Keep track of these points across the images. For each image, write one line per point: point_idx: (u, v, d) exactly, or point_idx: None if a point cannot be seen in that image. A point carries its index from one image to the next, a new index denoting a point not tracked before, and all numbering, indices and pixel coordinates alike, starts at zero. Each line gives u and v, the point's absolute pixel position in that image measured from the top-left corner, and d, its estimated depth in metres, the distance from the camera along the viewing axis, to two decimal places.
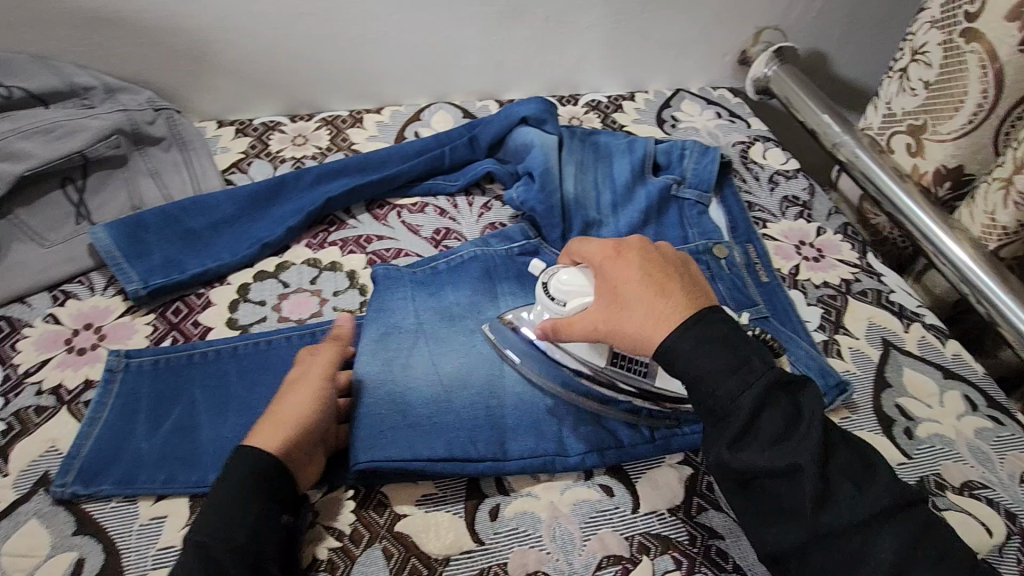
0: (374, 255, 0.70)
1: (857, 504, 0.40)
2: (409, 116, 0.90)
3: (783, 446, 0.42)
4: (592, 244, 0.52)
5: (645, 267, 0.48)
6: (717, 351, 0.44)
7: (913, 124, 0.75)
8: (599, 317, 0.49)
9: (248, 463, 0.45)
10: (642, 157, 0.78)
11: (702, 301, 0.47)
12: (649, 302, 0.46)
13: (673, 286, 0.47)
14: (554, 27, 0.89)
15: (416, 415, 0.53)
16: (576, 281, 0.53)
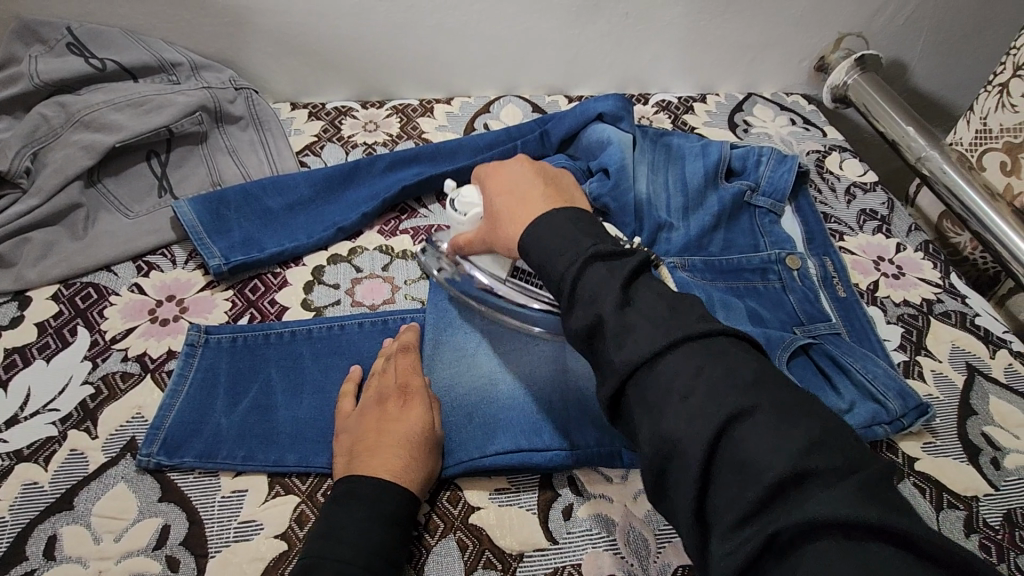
0: None
1: (773, 452, 0.31)
2: (478, 108, 0.89)
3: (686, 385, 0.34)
4: (484, 167, 0.55)
5: (518, 180, 0.50)
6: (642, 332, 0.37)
7: (1010, 142, 0.71)
8: (486, 231, 0.52)
9: (355, 495, 0.44)
10: (716, 161, 0.76)
11: (563, 203, 0.48)
12: (512, 208, 0.48)
13: (538, 202, 0.47)
14: (631, 24, 0.87)
15: (483, 416, 0.53)
16: (473, 196, 0.55)
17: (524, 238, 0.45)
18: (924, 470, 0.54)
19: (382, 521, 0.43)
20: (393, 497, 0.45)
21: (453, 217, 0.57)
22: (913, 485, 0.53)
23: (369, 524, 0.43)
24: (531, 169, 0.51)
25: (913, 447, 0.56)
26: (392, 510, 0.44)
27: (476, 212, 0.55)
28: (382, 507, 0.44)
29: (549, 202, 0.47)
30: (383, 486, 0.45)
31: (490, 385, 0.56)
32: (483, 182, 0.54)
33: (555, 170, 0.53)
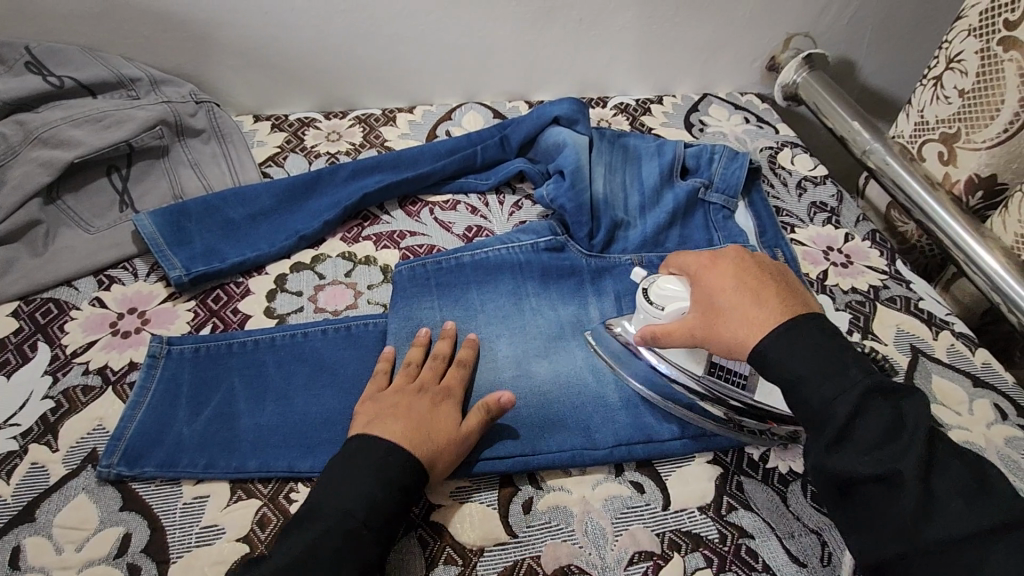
0: (407, 250, 0.71)
1: (965, 521, 0.37)
2: (440, 116, 0.91)
3: (880, 457, 0.39)
4: (687, 257, 0.55)
5: (744, 273, 0.49)
6: (804, 353, 0.43)
7: (946, 132, 0.73)
8: (699, 324, 0.50)
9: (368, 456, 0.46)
10: (671, 160, 0.79)
11: (796, 305, 0.47)
12: (746, 305, 0.47)
13: (767, 294, 0.47)
14: (587, 30, 0.90)
15: None
16: (671, 285, 0.54)
17: (765, 346, 0.45)
18: None
19: (387, 486, 0.45)
20: (399, 464, 0.46)
21: (646, 306, 0.55)
22: None
23: (371, 488, 0.44)
24: (750, 267, 0.49)
25: None
26: (395, 477, 0.45)
27: (681, 305, 0.53)
28: (388, 470, 0.45)
29: (782, 309, 0.46)
30: (392, 450, 0.46)
31: None
32: (692, 280, 0.53)
33: (772, 261, 0.51)
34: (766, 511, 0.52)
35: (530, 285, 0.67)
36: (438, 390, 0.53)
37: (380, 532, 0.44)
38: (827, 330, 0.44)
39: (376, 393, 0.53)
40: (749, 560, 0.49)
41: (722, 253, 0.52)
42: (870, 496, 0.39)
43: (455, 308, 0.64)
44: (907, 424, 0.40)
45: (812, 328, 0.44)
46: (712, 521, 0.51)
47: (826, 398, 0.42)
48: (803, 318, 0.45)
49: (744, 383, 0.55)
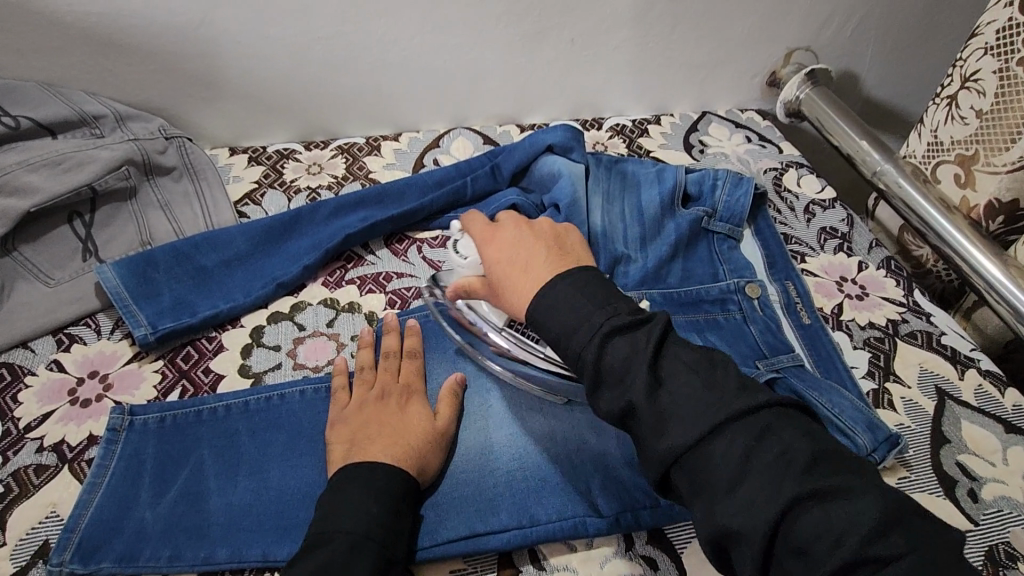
0: (394, 295, 0.66)
1: (766, 500, 0.34)
2: (427, 143, 0.87)
3: (705, 469, 0.36)
4: (479, 220, 0.55)
5: (516, 241, 0.50)
6: (569, 307, 0.43)
7: (963, 153, 0.69)
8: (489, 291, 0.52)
9: (367, 472, 0.45)
10: (672, 187, 0.74)
11: (568, 265, 0.47)
12: (516, 273, 0.48)
13: (540, 261, 0.47)
14: (579, 50, 0.85)
15: (433, 494, 0.50)
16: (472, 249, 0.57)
17: (533, 310, 0.45)
18: None
19: (384, 504, 0.43)
20: (386, 478, 0.45)
21: (456, 257, 0.58)
22: None
23: (368, 507, 0.42)
24: (525, 232, 0.50)
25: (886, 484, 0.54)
26: (392, 487, 0.45)
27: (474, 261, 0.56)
28: (380, 484, 0.44)
29: (550, 268, 0.46)
30: (378, 463, 0.46)
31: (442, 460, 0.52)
32: (479, 244, 0.53)
33: (553, 225, 0.52)
34: None
35: None
36: (397, 392, 0.54)
37: (384, 549, 0.41)
38: (589, 285, 0.44)
39: (340, 414, 0.52)
40: None
41: (503, 221, 0.53)
42: (693, 471, 0.37)
43: (445, 362, 0.60)
44: (717, 399, 0.38)
45: (569, 289, 0.44)
46: None
47: (622, 357, 0.40)
48: (565, 275, 0.45)
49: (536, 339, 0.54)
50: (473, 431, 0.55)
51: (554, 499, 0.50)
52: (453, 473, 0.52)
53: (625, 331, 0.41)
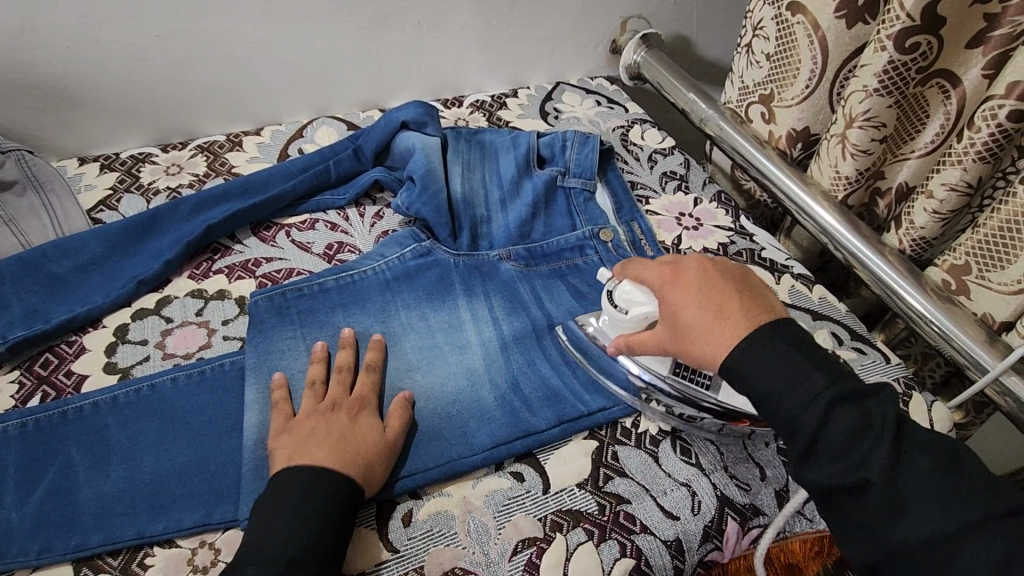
0: (264, 278, 0.68)
1: (943, 518, 0.39)
2: (290, 134, 0.88)
3: (852, 460, 0.41)
4: (651, 267, 0.55)
5: (706, 283, 0.49)
6: (765, 363, 0.45)
7: (763, 93, 0.79)
8: (666, 339, 0.51)
9: (298, 487, 0.46)
10: (526, 151, 0.80)
11: (767, 316, 0.47)
12: (709, 325, 0.47)
13: (734, 307, 0.47)
14: (428, 32, 0.90)
15: None
16: (634, 292, 0.56)
17: (727, 360, 0.46)
18: None
19: (326, 514, 0.45)
20: (329, 488, 0.46)
21: (611, 309, 0.57)
22: None
23: (306, 519, 0.44)
24: (715, 275, 0.49)
25: None
26: (331, 495, 0.46)
27: (642, 310, 0.55)
28: (315, 494, 0.45)
29: (748, 321, 0.46)
30: (319, 474, 0.46)
31: None
32: (658, 292, 0.52)
33: (736, 266, 0.52)
34: (640, 474, 0.54)
35: (399, 297, 0.67)
36: (351, 402, 0.54)
37: (321, 554, 0.44)
38: (797, 343, 0.45)
39: (287, 421, 0.52)
40: (627, 523, 0.51)
41: (682, 260, 0.52)
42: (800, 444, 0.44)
43: (319, 333, 0.62)
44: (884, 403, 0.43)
45: (783, 345, 0.45)
46: (589, 495, 0.52)
47: (793, 410, 0.43)
48: (764, 330, 0.46)
49: (707, 382, 0.55)
50: None
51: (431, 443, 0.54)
52: None
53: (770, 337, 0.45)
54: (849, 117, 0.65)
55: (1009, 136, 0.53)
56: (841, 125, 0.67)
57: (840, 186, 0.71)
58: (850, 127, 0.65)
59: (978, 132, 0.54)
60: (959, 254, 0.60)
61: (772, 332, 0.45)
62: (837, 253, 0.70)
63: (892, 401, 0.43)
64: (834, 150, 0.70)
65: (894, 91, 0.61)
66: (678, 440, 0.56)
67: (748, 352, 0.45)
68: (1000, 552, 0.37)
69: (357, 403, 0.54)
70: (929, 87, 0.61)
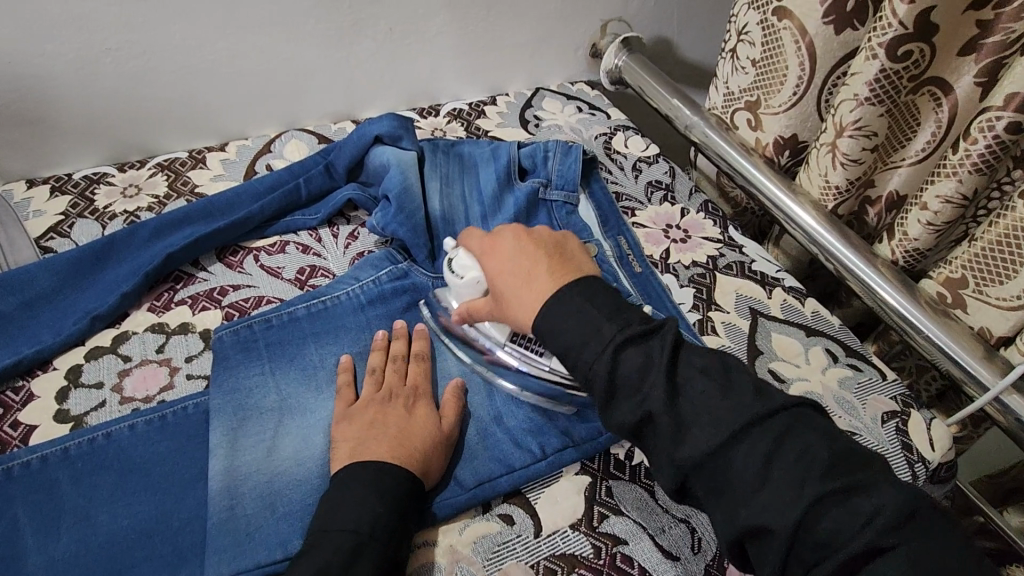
0: (231, 308, 0.64)
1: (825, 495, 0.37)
2: (257, 150, 0.84)
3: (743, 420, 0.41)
4: (476, 238, 0.59)
5: (519, 251, 0.54)
6: (566, 321, 0.48)
7: (749, 100, 0.77)
8: (494, 306, 0.56)
9: (362, 476, 0.46)
10: (506, 163, 0.76)
11: (568, 275, 0.51)
12: (512, 284, 0.52)
13: (540, 271, 0.51)
14: (400, 38, 0.86)
15: (287, 505, 0.50)
16: (468, 261, 0.59)
17: (540, 317, 0.49)
18: None
19: (388, 501, 0.45)
20: (392, 476, 0.46)
21: (450, 276, 0.60)
22: None
23: (373, 505, 0.44)
24: (527, 241, 0.54)
25: None
26: (394, 488, 0.46)
27: (475, 276, 0.58)
28: (382, 483, 0.46)
29: (551, 278, 0.50)
30: (380, 466, 0.47)
31: (294, 466, 0.52)
32: (480, 257, 0.57)
33: (560, 235, 0.56)
34: (636, 511, 0.51)
35: (376, 325, 0.63)
36: (406, 394, 0.55)
37: (389, 541, 0.44)
38: (591, 296, 0.48)
39: (347, 411, 0.53)
40: (625, 567, 0.48)
41: (500, 231, 0.58)
42: (710, 476, 0.41)
43: (291, 369, 0.58)
44: (794, 423, 0.40)
45: (573, 299, 0.48)
46: (584, 537, 0.49)
47: (590, 360, 0.46)
48: (565, 288, 0.49)
49: (542, 350, 0.57)
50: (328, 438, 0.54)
51: None
52: (308, 481, 0.51)
53: (637, 341, 0.45)
54: (838, 126, 0.63)
55: (1006, 148, 0.51)
56: (830, 134, 0.65)
57: (830, 196, 0.69)
58: (840, 137, 0.63)
59: (974, 144, 0.52)
60: (955, 267, 0.58)
61: (568, 287, 0.49)
62: (828, 265, 0.69)
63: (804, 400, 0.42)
64: (824, 160, 0.67)
65: (885, 100, 0.59)
66: None
67: (574, 301, 0.48)
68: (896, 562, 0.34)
69: (414, 396, 0.55)
70: (921, 95, 0.59)
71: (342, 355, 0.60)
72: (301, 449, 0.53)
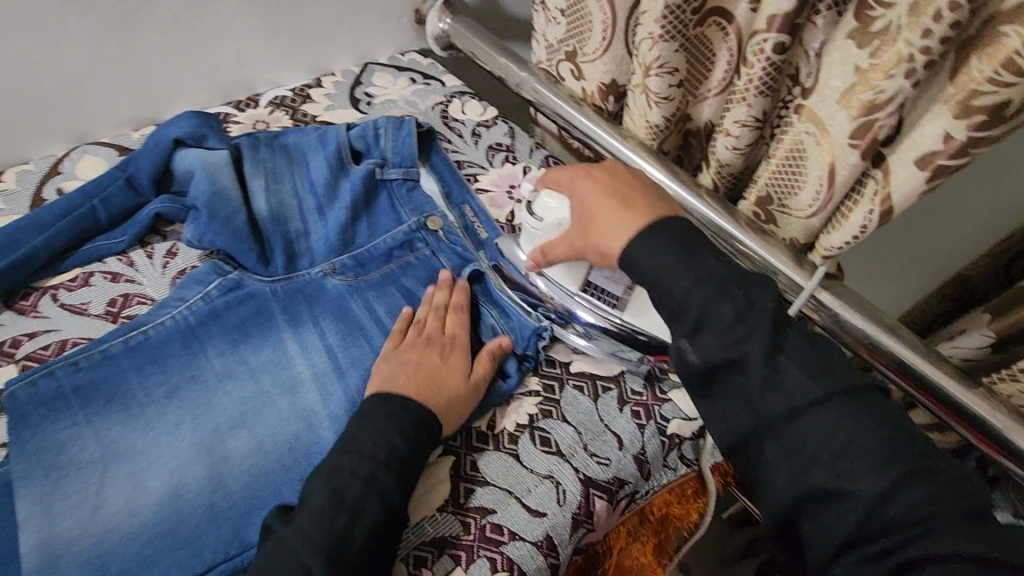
0: (28, 359, 0.56)
1: (793, 391, 0.43)
2: (44, 172, 0.74)
3: (733, 338, 0.44)
4: (565, 173, 0.59)
5: (614, 185, 0.55)
6: (659, 246, 0.49)
7: (568, 50, 0.77)
8: (576, 234, 0.56)
9: (387, 407, 0.49)
10: (336, 149, 0.70)
11: (663, 213, 0.52)
12: (615, 207, 0.53)
13: (635, 201, 0.53)
14: (191, 27, 0.77)
15: (123, 563, 0.45)
16: (553, 203, 0.58)
17: (628, 248, 0.50)
18: (579, 370, 0.59)
19: (404, 439, 0.47)
20: (411, 415, 0.49)
21: (529, 218, 0.60)
22: (574, 388, 0.57)
23: (388, 443, 0.47)
24: (625, 179, 0.56)
25: (566, 353, 0.60)
26: (411, 423, 0.48)
27: (557, 217, 0.57)
28: (402, 421, 0.48)
29: (649, 213, 0.52)
30: (402, 405, 0.49)
31: (128, 520, 0.47)
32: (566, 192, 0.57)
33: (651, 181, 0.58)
34: (501, 478, 0.51)
35: (208, 345, 0.57)
36: (444, 341, 0.56)
37: (401, 476, 0.46)
38: (685, 231, 0.50)
39: (390, 350, 0.55)
40: (494, 536, 0.48)
41: (596, 167, 0.59)
42: (729, 383, 0.45)
43: (113, 414, 0.52)
44: (871, 406, 0.43)
45: (673, 234, 0.49)
46: (452, 516, 0.49)
47: (684, 289, 0.47)
48: (663, 220, 0.51)
49: (614, 301, 0.57)
50: (164, 481, 0.49)
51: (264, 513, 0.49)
52: (146, 530, 0.47)
53: (737, 283, 0.46)
54: (644, 67, 0.65)
55: (779, 68, 0.55)
56: (640, 75, 0.67)
57: (653, 134, 0.72)
58: (648, 76, 0.65)
59: (752, 68, 0.55)
60: (760, 186, 0.61)
61: (662, 223, 0.50)
62: (661, 200, 0.71)
63: (764, 285, 0.46)
64: (640, 100, 0.69)
65: (677, 35, 0.61)
66: (536, 431, 0.54)
67: (657, 236, 0.50)
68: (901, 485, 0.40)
69: (456, 342, 0.56)
70: (708, 26, 0.62)
71: (171, 385, 0.54)
72: (134, 500, 0.48)
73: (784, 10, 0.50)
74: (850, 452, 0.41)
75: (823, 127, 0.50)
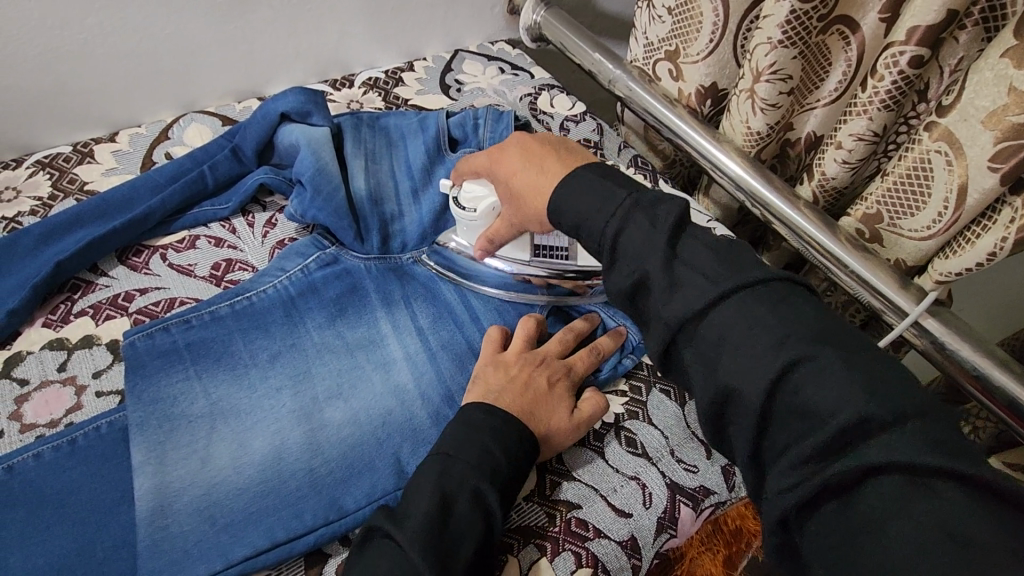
0: (140, 313, 0.59)
1: (688, 296, 0.42)
2: (154, 137, 0.78)
3: (636, 260, 0.44)
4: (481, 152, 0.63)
5: (528, 152, 0.57)
6: (577, 196, 0.50)
7: (669, 49, 0.75)
8: (511, 212, 0.59)
9: (485, 417, 0.46)
10: (435, 135, 0.70)
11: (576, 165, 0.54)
12: (532, 172, 0.55)
13: (547, 160, 0.55)
14: (299, 5, 0.79)
15: (226, 515, 0.47)
16: (476, 189, 0.61)
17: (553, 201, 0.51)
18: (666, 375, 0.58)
19: (507, 452, 0.45)
20: (515, 433, 0.46)
21: (461, 215, 0.61)
22: (661, 393, 0.57)
23: (493, 455, 0.45)
24: (538, 144, 0.57)
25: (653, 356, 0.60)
26: (516, 437, 0.46)
27: (487, 203, 0.60)
28: (508, 434, 0.46)
29: (561, 165, 0.54)
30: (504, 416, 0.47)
31: (233, 474, 0.49)
32: (489, 170, 0.60)
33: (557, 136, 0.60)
34: (588, 475, 0.51)
35: (307, 316, 0.59)
36: (559, 365, 0.54)
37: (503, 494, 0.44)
38: (596, 172, 0.51)
39: (495, 358, 0.54)
40: (580, 530, 0.48)
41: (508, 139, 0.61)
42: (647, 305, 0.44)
43: (220, 373, 0.54)
44: (774, 294, 0.40)
45: (584, 178, 0.51)
46: (538, 507, 0.49)
47: (600, 231, 0.47)
48: (577, 169, 0.52)
49: (566, 254, 0.61)
50: (266, 442, 0.51)
51: (358, 484, 0.50)
52: (248, 485, 0.49)
53: (642, 210, 0.46)
54: (755, 72, 0.63)
55: (910, 82, 0.52)
56: (748, 80, 0.65)
57: (752, 141, 0.70)
58: (757, 82, 0.63)
59: (881, 80, 0.53)
60: (871, 203, 0.59)
61: (575, 171, 0.52)
62: (755, 210, 0.69)
63: (676, 205, 0.46)
64: (744, 106, 0.68)
65: (798, 42, 0.59)
66: (622, 432, 0.54)
67: (569, 190, 0.51)
68: (820, 382, 0.36)
69: (570, 369, 0.54)
70: (830, 34, 0.60)
71: (274, 351, 0.56)
72: (237, 456, 0.50)
73: (928, 22, 0.48)
74: (756, 348, 0.38)
75: (959, 147, 0.48)
